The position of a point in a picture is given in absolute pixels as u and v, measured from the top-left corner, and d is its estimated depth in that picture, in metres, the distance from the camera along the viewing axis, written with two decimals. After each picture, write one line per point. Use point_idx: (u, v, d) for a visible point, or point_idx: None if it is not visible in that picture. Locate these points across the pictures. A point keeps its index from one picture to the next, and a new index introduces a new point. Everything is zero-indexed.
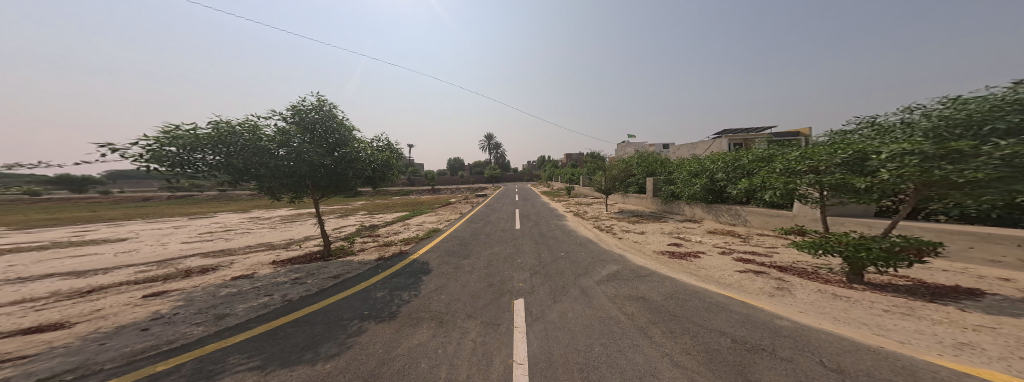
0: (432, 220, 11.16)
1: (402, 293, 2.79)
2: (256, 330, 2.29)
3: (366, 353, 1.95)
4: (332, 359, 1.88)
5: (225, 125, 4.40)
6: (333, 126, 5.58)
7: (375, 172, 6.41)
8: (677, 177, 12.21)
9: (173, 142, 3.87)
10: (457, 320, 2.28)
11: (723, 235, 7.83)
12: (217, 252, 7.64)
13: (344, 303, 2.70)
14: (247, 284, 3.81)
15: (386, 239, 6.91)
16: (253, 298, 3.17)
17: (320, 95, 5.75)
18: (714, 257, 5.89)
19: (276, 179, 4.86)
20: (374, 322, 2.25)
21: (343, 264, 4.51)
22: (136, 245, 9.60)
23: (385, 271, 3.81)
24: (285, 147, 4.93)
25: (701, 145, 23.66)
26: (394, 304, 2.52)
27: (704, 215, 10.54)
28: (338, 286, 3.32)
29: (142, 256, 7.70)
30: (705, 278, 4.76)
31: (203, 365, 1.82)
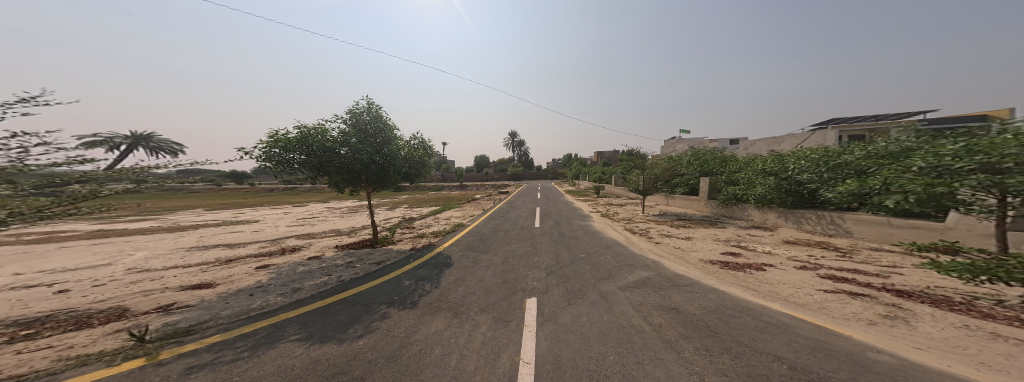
0: (462, 215, 11.72)
1: (430, 284, 3.04)
2: (314, 305, 2.77)
3: (393, 334, 2.21)
4: (366, 336, 2.18)
5: (305, 130, 5.48)
6: (380, 127, 6.26)
7: (415, 168, 7.05)
8: (744, 176, 10.41)
9: (275, 145, 5.11)
10: (472, 312, 2.40)
11: (807, 247, 6.42)
12: (304, 235, 9.45)
13: (381, 288, 3.06)
14: (316, 264, 4.61)
15: (420, 232, 7.55)
16: (317, 276, 3.81)
17: (371, 99, 6.49)
18: (787, 272, 4.90)
19: (339, 174, 5.79)
20: (404, 307, 2.52)
21: (386, 252, 5.10)
22: (255, 226, 12.45)
23: (417, 261, 4.18)
24: (345, 146, 5.83)
25: (788, 140, 19.43)
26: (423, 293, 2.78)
27: (781, 222, 8.76)
28: (378, 272, 3.77)
29: (259, 234, 10.04)
30: (768, 295, 4.01)
31: (277, 330, 2.29)
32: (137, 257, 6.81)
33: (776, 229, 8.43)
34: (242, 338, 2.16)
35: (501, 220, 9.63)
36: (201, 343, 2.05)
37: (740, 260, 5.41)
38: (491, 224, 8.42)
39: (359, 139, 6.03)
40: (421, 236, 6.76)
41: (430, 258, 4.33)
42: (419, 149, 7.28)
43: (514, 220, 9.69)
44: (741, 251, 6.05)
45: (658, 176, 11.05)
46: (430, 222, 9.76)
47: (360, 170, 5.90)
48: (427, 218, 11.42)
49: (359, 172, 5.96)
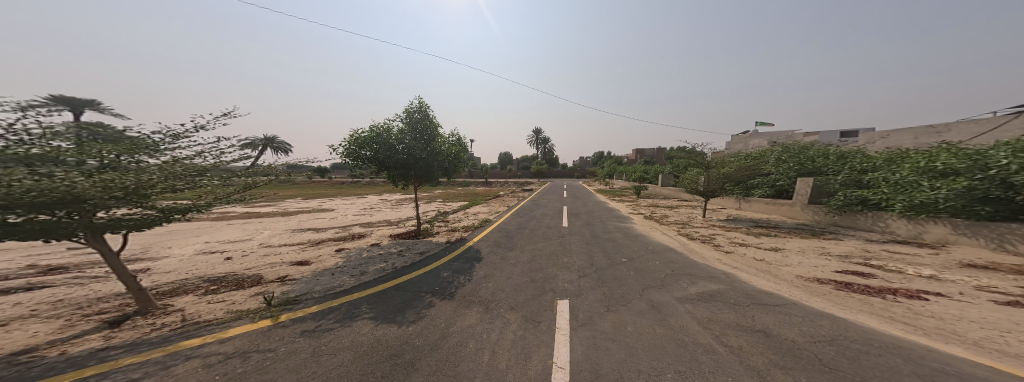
0: (490, 210, 12.10)
1: (467, 277, 3.19)
2: (375, 288, 3.21)
3: (438, 320, 2.41)
4: (415, 321, 2.43)
5: (373, 129, 6.70)
6: (427, 124, 7.11)
7: (454, 163, 7.76)
8: (895, 177, 7.59)
9: (354, 143, 6.49)
10: (505, 309, 2.42)
11: (1008, 275, 4.24)
12: (366, 223, 11.14)
13: (426, 278, 3.34)
14: (376, 250, 5.37)
15: (455, 225, 8.07)
16: (377, 262, 4.41)
17: (422, 100, 7.41)
18: (962, 305, 3.33)
19: (396, 168, 6.86)
20: (445, 296, 2.72)
21: (428, 243, 5.59)
22: (331, 215, 15.18)
23: (455, 254, 4.45)
24: (402, 142, 6.82)
25: (958, 128, 13.74)
26: (461, 285, 2.94)
27: (950, 238, 6.09)
28: (422, 263, 4.14)
29: (337, 221, 12.27)
30: (926, 329, 2.77)
31: (348, 308, 2.73)
32: (262, 236, 9.08)
33: (940, 247, 5.88)
34: (327, 310, 2.67)
35: (532, 218, 9.52)
36: (303, 311, 2.62)
37: (866, 280, 3.97)
38: (522, 221, 8.42)
39: (410, 135, 6.94)
40: (455, 229, 7.21)
41: (467, 251, 4.57)
42: (457, 145, 7.98)
43: (545, 218, 9.46)
44: (866, 269, 4.44)
45: (729, 175, 9.26)
46: (464, 216, 10.31)
47: (411, 164, 6.87)
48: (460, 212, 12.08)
49: (410, 166, 6.92)
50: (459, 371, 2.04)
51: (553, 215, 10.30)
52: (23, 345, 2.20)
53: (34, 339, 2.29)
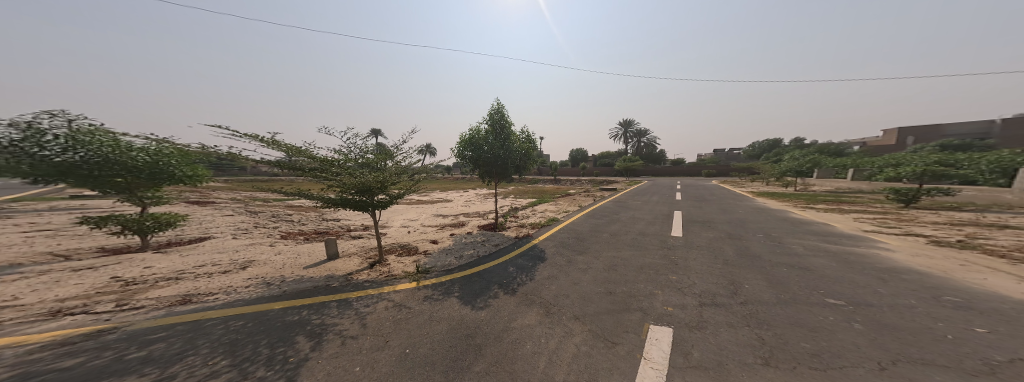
0: (558, 211, 13.12)
1: (532, 281, 3.92)
2: (463, 270, 4.39)
3: (515, 309, 2.91)
4: (485, 307, 2.99)
5: (468, 133, 8.82)
6: (503, 123, 8.63)
7: (524, 158, 9.14)
8: None
9: (459, 148, 8.90)
10: (565, 316, 2.73)
11: None
12: (474, 214, 14.30)
13: (496, 273, 4.24)
14: (467, 236, 7.15)
15: (521, 223, 10.01)
16: (468, 246, 5.96)
17: (499, 103, 9.04)
18: None
19: (484, 165, 8.67)
20: (510, 290, 3.45)
21: (500, 236, 7.08)
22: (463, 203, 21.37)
23: (517, 252, 5.61)
24: (487, 142, 8.54)
25: None
26: (528, 288, 3.56)
27: None
28: (496, 255, 5.45)
29: (458, 210, 16.59)
30: None
31: (447, 283, 3.84)
32: (418, 216, 14.10)
33: None
34: (440, 282, 3.90)
35: (621, 223, 8.83)
36: (430, 281, 4.00)
37: None
38: (604, 226, 8.25)
39: (491, 133, 8.61)
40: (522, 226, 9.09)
41: (530, 252, 5.74)
42: (529, 143, 9.43)
43: (637, 225, 8.49)
44: None
45: None
46: (541, 216, 11.87)
47: (495, 161, 8.55)
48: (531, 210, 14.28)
49: (493, 163, 8.61)
50: (515, 368, 1.97)
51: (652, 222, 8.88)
52: (351, 269, 4.98)
53: (353, 267, 5.11)
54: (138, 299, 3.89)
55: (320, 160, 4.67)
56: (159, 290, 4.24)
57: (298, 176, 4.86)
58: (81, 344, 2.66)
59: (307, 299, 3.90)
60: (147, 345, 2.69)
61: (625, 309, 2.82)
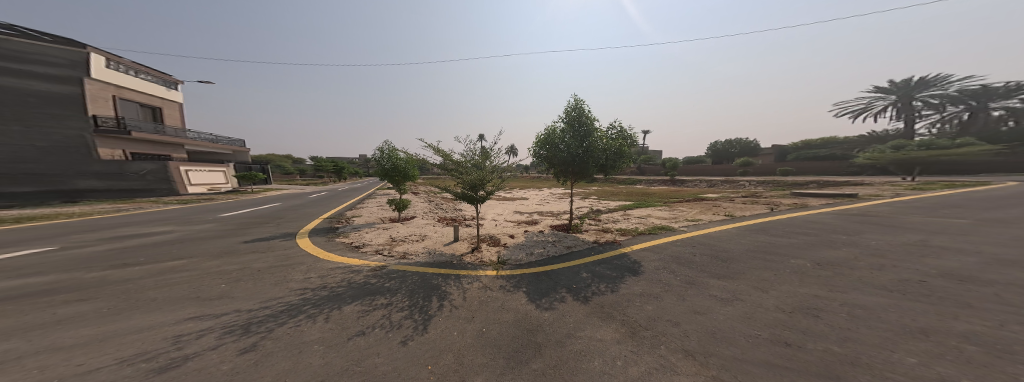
0: (676, 218, 10.94)
1: (615, 295, 3.60)
2: (532, 269, 4.98)
3: (603, 314, 3.00)
4: (549, 309, 3.25)
5: (544, 132, 8.98)
6: (583, 120, 8.28)
7: (610, 155, 8.41)
8: None
9: (535, 147, 9.14)
10: (659, 345, 2.29)
11: None
12: (582, 215, 14.07)
13: (566, 276, 4.55)
14: (539, 236, 7.98)
15: (606, 227, 9.74)
16: (538, 247, 6.66)
17: (578, 99, 8.73)
18: None
19: (560, 165, 8.62)
20: (579, 298, 3.57)
21: (574, 239, 7.42)
22: (593, 203, 20.77)
23: (603, 256, 5.79)
24: (562, 141, 8.37)
25: None
26: (607, 299, 3.49)
27: None
28: (564, 256, 5.86)
29: (567, 210, 16.82)
30: None
31: (521, 281, 4.38)
32: (528, 212, 15.50)
33: None
34: (513, 275, 4.67)
35: (889, 254, 5.17)
36: (507, 272, 4.82)
37: None
38: (783, 250, 5.83)
39: (568, 130, 8.40)
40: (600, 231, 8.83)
41: (610, 261, 5.36)
42: (617, 137, 8.59)
43: (946, 262, 4.69)
44: None
45: None
46: (636, 221, 10.57)
47: (571, 160, 8.32)
48: (615, 214, 13.26)
49: (571, 162, 8.44)
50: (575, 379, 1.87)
51: (995, 267, 4.47)
52: (459, 252, 6.23)
53: (462, 250, 6.41)
54: (392, 250, 6.55)
55: (445, 164, 6.30)
56: (403, 246, 6.93)
57: (446, 174, 6.44)
58: (379, 271, 5.09)
59: (442, 269, 5.13)
60: (394, 279, 4.67)
61: (765, 366, 2.00)
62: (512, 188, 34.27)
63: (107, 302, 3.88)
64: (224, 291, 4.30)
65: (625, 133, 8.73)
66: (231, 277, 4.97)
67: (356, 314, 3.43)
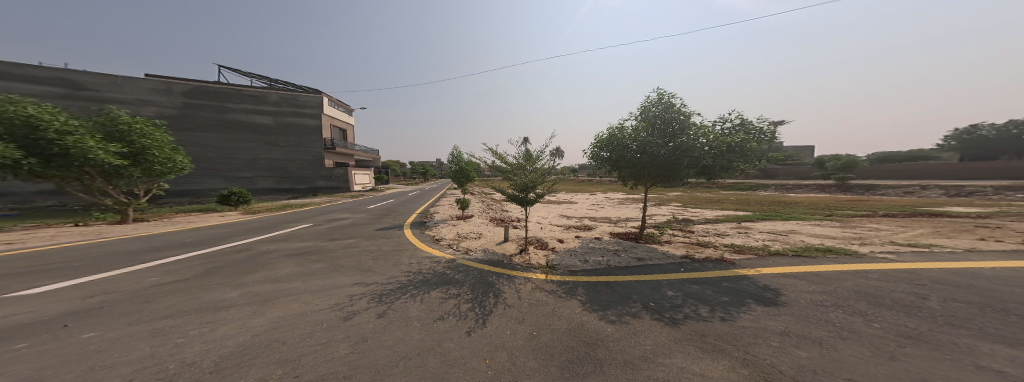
0: (848, 241, 7.71)
1: (726, 326, 2.91)
2: (590, 278, 4.65)
3: (707, 345, 2.50)
4: (617, 323, 2.98)
5: (611, 131, 8.20)
6: (670, 117, 7.16)
7: (708, 156, 6.97)
8: None
9: (596, 146, 8.51)
10: None
11: None
12: (682, 225, 11.83)
13: (636, 289, 4.06)
14: (597, 243, 7.38)
15: (698, 241, 8.11)
16: (597, 255, 6.18)
17: (661, 93, 7.58)
18: None
19: (629, 167, 7.83)
20: (663, 318, 3.09)
21: (647, 251, 6.56)
22: (700, 212, 17.04)
23: (707, 274, 4.84)
24: (635, 140, 7.47)
25: None
26: (707, 326, 2.90)
27: None
28: (633, 268, 5.21)
29: (662, 219, 14.46)
30: None
31: (575, 289, 4.13)
32: (610, 218, 14.20)
33: None
34: (564, 281, 4.49)
35: None
36: (556, 277, 4.69)
37: None
38: None
39: (646, 128, 7.38)
40: (688, 245, 7.43)
41: (718, 282, 4.38)
42: (722, 135, 7.00)
43: None
44: None
45: None
46: (761, 238, 8.21)
47: (647, 162, 7.37)
48: (730, 227, 10.65)
49: (648, 164, 7.45)
50: None
51: None
52: (510, 251, 6.55)
53: (510, 250, 6.69)
54: (459, 245, 7.40)
55: (495, 167, 6.68)
56: (465, 242, 7.74)
57: (500, 176, 6.74)
58: (451, 264, 5.80)
59: (495, 268, 5.42)
60: (460, 272, 5.25)
61: None
62: (577, 193, 32.79)
63: (326, 263, 6.07)
64: (371, 265, 5.89)
65: (738, 129, 7.00)
66: (372, 255, 6.77)
67: (438, 299, 4.03)
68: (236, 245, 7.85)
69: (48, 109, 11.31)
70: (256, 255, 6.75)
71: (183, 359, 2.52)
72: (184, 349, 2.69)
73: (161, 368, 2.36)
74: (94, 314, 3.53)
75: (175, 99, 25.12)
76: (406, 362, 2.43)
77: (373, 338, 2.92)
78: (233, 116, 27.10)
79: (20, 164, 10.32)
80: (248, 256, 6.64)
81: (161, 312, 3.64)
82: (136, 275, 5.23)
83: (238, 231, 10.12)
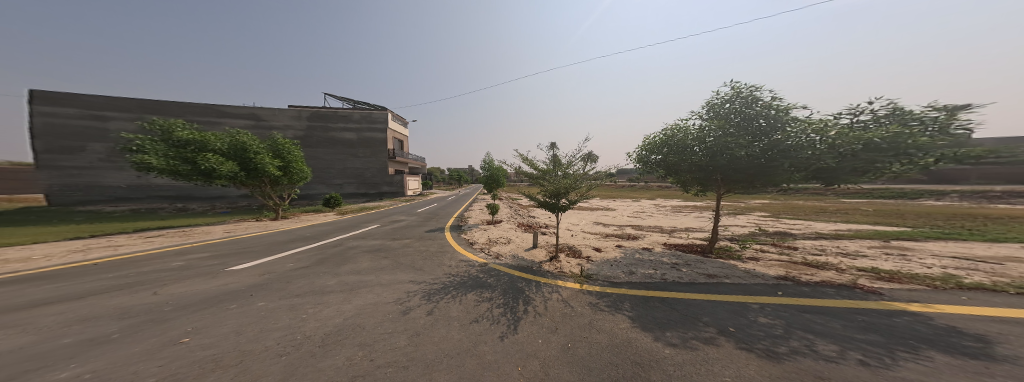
0: None
1: (864, 371, 2.13)
2: (641, 292, 4.23)
3: None
4: (679, 346, 2.62)
5: (667, 131, 7.45)
6: (752, 113, 6.17)
7: (821, 159, 5.34)
8: None
9: (643, 148, 7.91)
10: None
11: None
12: (783, 242, 9.73)
13: (705, 311, 3.51)
14: (646, 255, 6.67)
15: (796, 261, 6.65)
16: (645, 267, 5.59)
17: (737, 87, 6.60)
18: None
19: (692, 172, 7.05)
20: (750, 347, 2.55)
21: (717, 267, 5.71)
22: (801, 227, 13.90)
23: (826, 302, 3.75)
24: (701, 143, 6.69)
25: None
26: (827, 366, 2.20)
27: None
28: (696, 285, 4.56)
29: (745, 233, 12.25)
30: None
31: (623, 304, 3.75)
32: (678, 229, 12.64)
33: None
34: (605, 293, 4.15)
35: None
36: (594, 288, 4.38)
37: None
38: None
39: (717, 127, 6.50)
40: (786, 264, 6.18)
41: (850, 314, 3.29)
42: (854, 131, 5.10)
43: None
44: None
45: None
46: (937, 265, 6.35)
47: (717, 166, 6.48)
48: (873, 249, 8.53)
49: (722, 167, 6.47)
50: None
51: None
52: (540, 258, 6.30)
53: (539, 257, 6.42)
54: (490, 249, 7.54)
55: (525, 174, 6.63)
56: (496, 246, 7.84)
57: (530, 182, 6.64)
58: (483, 268, 5.89)
59: (526, 274, 5.31)
60: (493, 276, 5.32)
61: None
62: (638, 201, 30.12)
63: (391, 260, 6.79)
64: (421, 265, 6.36)
65: (892, 120, 4.91)
66: (422, 255, 7.37)
67: (474, 302, 4.11)
68: (333, 240, 9.39)
69: (248, 136, 15.69)
70: (342, 249, 7.93)
71: (304, 332, 3.08)
72: (304, 322, 3.34)
73: (291, 337, 2.94)
74: (263, 288, 4.64)
75: (302, 124, 31.99)
76: (449, 360, 2.50)
77: (424, 333, 3.10)
78: (329, 134, 32.89)
79: (236, 175, 14.34)
80: (340, 250, 7.85)
81: (301, 288, 4.65)
82: (280, 260, 6.71)
83: (336, 228, 12.15)
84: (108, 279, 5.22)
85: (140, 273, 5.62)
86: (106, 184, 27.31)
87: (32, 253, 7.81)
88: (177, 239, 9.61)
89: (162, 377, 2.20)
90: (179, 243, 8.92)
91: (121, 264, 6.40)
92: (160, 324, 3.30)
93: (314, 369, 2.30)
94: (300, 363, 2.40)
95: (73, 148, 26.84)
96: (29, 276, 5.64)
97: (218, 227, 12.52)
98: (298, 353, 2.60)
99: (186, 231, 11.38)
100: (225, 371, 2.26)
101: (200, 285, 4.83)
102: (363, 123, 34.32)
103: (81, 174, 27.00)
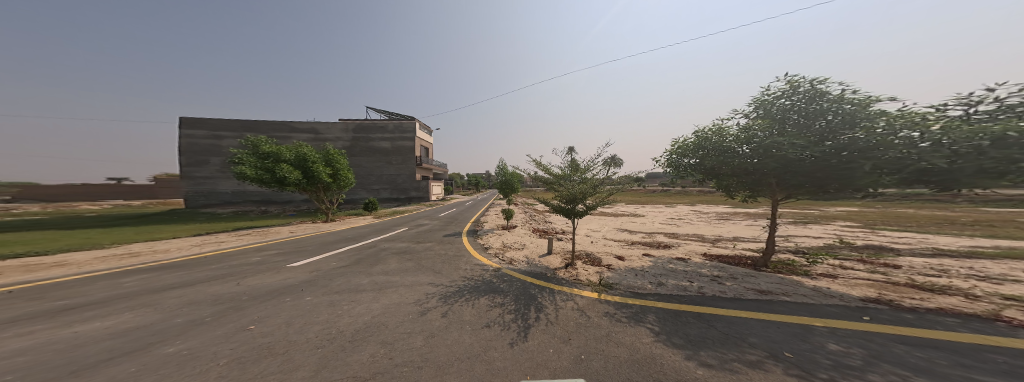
0: None
1: None
2: (671, 305, 3.87)
3: None
4: (718, 368, 2.32)
5: (705, 132, 6.97)
6: (812, 109, 5.60)
7: (924, 159, 4.25)
8: None
9: (675, 151, 7.44)
10: None
11: None
12: (876, 260, 8.28)
13: (754, 331, 3.10)
14: (681, 266, 6.15)
15: (887, 282, 5.66)
16: (679, 279, 5.15)
17: (795, 80, 6.02)
18: None
19: (738, 175, 6.58)
20: (804, 375, 2.21)
21: (770, 283, 5.09)
22: (906, 242, 11.64)
23: (946, 336, 3.05)
24: (748, 143, 6.13)
25: None
26: None
27: None
28: (739, 301, 4.08)
29: (819, 246, 10.67)
30: None
31: (651, 317, 3.44)
32: (733, 240, 11.45)
33: None
34: (626, 304, 3.88)
35: None
36: (612, 298, 4.11)
37: None
38: None
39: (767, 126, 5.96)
40: (879, 285, 5.32)
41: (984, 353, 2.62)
42: (971, 124, 4.17)
43: None
44: None
45: None
46: None
47: (767, 168, 5.88)
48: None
49: (774, 170, 5.80)
50: None
51: None
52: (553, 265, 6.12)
53: (553, 264, 6.18)
54: (504, 254, 7.44)
55: (539, 178, 6.52)
56: (511, 251, 7.76)
57: (545, 187, 6.49)
58: (497, 273, 5.82)
59: (540, 281, 5.12)
60: (505, 281, 5.21)
61: None
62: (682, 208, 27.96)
63: (415, 262, 6.98)
64: (439, 268, 6.43)
65: None
66: (441, 258, 7.49)
67: (486, 307, 4.03)
68: (370, 242, 9.97)
69: (306, 147, 17.41)
70: (372, 250, 8.39)
71: (337, 326, 3.22)
72: (339, 317, 3.50)
73: (329, 331, 3.08)
74: (314, 284, 4.97)
75: (348, 135, 34.98)
76: (459, 363, 2.45)
77: (439, 335, 3.09)
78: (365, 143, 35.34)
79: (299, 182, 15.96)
80: (374, 251, 8.24)
81: (340, 286, 4.92)
82: (329, 258, 7.24)
83: (372, 230, 12.90)
84: (211, 269, 6.03)
85: (232, 265, 6.38)
86: (219, 191, 31.74)
87: (166, 244, 9.40)
88: (257, 237, 10.85)
89: (231, 358, 2.39)
90: (257, 240, 10.04)
91: (220, 256, 7.40)
92: (240, 310, 3.67)
93: (343, 363, 2.36)
94: (333, 356, 2.48)
95: (201, 162, 31.90)
96: (168, 262, 6.79)
97: (285, 227, 13.92)
98: (332, 346, 2.70)
99: (255, 230, 12.91)
100: (274, 358, 2.40)
101: (272, 278, 5.33)
102: (396, 132, 36.34)
103: (205, 181, 31.77)
